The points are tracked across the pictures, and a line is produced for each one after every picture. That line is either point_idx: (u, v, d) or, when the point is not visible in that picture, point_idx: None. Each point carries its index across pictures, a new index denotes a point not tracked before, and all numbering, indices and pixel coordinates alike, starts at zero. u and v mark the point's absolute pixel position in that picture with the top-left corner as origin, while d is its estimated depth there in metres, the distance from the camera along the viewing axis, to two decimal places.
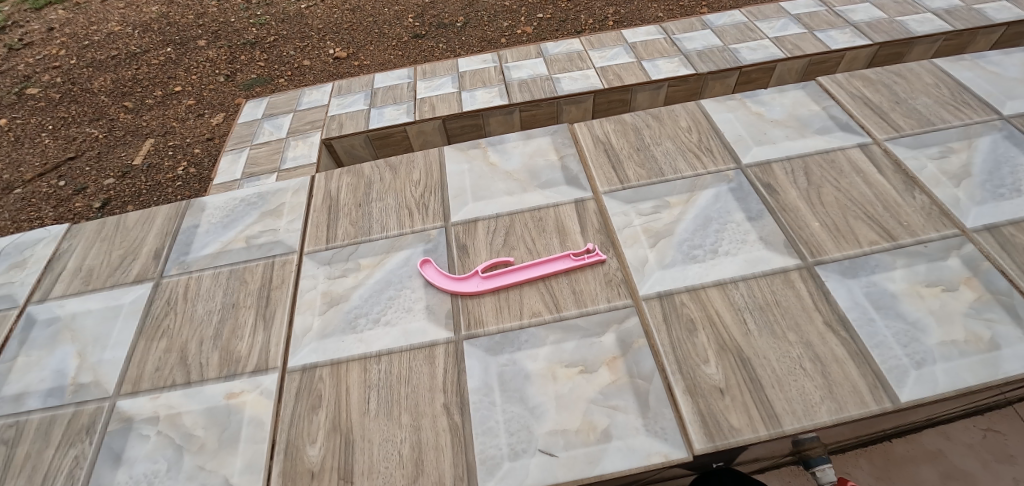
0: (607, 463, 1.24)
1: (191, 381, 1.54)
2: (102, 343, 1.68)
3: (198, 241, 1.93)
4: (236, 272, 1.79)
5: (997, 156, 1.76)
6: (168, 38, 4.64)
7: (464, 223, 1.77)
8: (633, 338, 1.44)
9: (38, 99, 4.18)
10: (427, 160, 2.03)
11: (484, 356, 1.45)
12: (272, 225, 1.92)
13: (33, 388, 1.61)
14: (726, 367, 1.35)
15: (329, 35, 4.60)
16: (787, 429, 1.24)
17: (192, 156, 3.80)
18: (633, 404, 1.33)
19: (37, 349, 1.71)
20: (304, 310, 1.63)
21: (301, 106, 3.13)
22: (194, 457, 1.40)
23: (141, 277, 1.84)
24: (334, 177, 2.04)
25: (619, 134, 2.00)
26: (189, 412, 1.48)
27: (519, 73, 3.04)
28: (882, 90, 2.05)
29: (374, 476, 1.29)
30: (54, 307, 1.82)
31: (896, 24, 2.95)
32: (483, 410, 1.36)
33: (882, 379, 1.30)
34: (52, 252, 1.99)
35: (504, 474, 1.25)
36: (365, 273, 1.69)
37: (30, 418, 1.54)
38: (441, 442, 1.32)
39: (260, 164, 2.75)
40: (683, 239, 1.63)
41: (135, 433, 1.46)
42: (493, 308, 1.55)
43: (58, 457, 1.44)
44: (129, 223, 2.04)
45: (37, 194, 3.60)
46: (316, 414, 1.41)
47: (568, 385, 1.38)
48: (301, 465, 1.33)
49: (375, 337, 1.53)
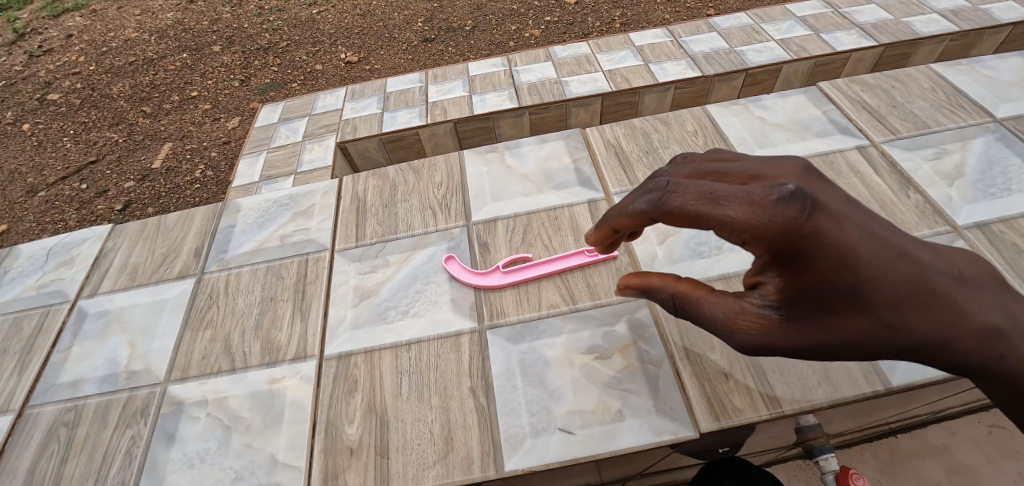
0: (621, 440, 1.36)
1: (236, 368, 1.67)
2: (150, 334, 1.82)
3: (235, 240, 2.06)
4: (273, 268, 1.92)
5: (989, 158, 1.86)
6: (183, 45, 4.81)
7: (485, 222, 1.90)
8: (644, 327, 1.55)
9: (59, 104, 4.36)
10: (447, 163, 2.15)
11: (506, 344, 1.57)
12: (304, 225, 2.05)
13: (88, 375, 1.76)
14: (730, 354, 1.46)
15: (340, 40, 4.74)
16: (786, 409, 1.35)
17: (209, 160, 3.94)
18: (644, 387, 1.44)
19: (90, 339, 1.86)
20: (337, 303, 1.76)
21: (317, 109, 3.27)
22: (242, 437, 1.53)
23: (183, 273, 1.98)
24: (361, 179, 2.17)
25: (629, 137, 2.12)
26: (235, 396, 1.61)
27: (529, 76, 3.16)
28: (881, 94, 2.15)
29: (408, 452, 1.41)
30: (102, 301, 1.97)
31: (901, 26, 3.05)
32: (507, 393, 1.48)
33: (876, 364, 1.41)
34: (98, 251, 2.14)
35: (526, 450, 1.37)
36: (393, 269, 1.82)
37: (87, 402, 1.68)
38: (469, 422, 1.44)
39: (278, 167, 2.89)
40: (690, 236, 1.75)
41: (186, 415, 1.60)
42: (514, 300, 1.67)
43: (116, 437, 1.58)
44: (169, 223, 2.19)
45: (61, 197, 3.76)
46: (352, 397, 1.53)
47: (584, 370, 1.50)
48: (341, 442, 1.46)
49: (404, 328, 1.66)
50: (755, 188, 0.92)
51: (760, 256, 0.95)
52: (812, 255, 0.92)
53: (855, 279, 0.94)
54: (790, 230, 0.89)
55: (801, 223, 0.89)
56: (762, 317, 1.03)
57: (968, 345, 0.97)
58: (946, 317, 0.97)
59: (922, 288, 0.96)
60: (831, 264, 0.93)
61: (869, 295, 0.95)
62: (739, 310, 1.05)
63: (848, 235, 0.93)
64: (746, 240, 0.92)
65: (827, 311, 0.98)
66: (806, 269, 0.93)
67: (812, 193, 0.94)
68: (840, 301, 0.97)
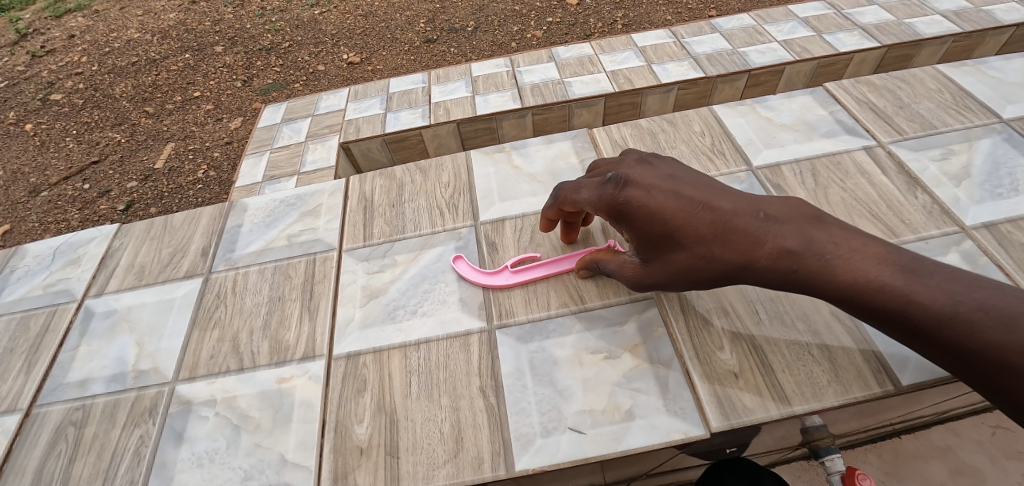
0: (631, 440, 1.36)
1: (244, 367, 1.67)
2: (158, 333, 1.82)
3: (242, 240, 2.06)
4: (280, 267, 1.92)
5: (996, 158, 1.86)
6: (186, 45, 4.81)
7: (492, 222, 1.90)
8: (653, 327, 1.55)
9: (62, 105, 4.36)
10: (454, 163, 2.15)
11: (516, 344, 1.57)
12: (311, 225, 2.05)
13: (96, 375, 1.76)
14: (739, 353, 1.46)
15: (343, 41, 4.75)
16: (796, 409, 1.35)
17: (212, 160, 3.94)
18: (654, 387, 1.44)
19: (97, 339, 1.86)
20: (346, 303, 1.77)
21: (320, 110, 3.27)
22: (251, 436, 1.53)
23: (191, 273, 1.98)
24: (367, 179, 2.17)
25: (636, 138, 2.12)
26: (244, 396, 1.61)
27: (532, 77, 3.16)
28: (887, 94, 2.15)
29: (418, 452, 1.41)
30: (109, 301, 1.97)
31: (904, 27, 3.05)
32: (516, 393, 1.48)
33: (885, 364, 1.41)
34: (104, 250, 2.15)
35: (536, 449, 1.37)
36: (401, 268, 1.82)
37: (95, 402, 1.68)
38: (479, 422, 1.44)
39: (281, 167, 2.90)
40: None
41: (195, 414, 1.60)
42: (523, 300, 1.67)
43: (124, 437, 1.58)
44: (175, 223, 2.19)
45: (63, 197, 3.76)
46: (361, 396, 1.54)
47: (593, 369, 1.50)
48: (351, 442, 1.46)
49: (413, 327, 1.66)
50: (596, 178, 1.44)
51: (609, 220, 1.41)
52: (630, 211, 1.34)
53: (664, 223, 1.30)
54: (609, 201, 1.37)
55: (616, 196, 1.36)
56: (633, 264, 1.42)
57: (766, 263, 1.22)
58: (747, 245, 1.24)
59: (724, 227, 1.26)
60: (639, 214, 1.33)
61: (679, 233, 1.29)
62: (624, 262, 1.45)
63: (654, 197, 1.33)
64: (594, 210, 1.42)
65: (662, 249, 1.33)
66: (632, 221, 1.34)
67: (631, 176, 1.39)
68: (663, 240, 1.32)
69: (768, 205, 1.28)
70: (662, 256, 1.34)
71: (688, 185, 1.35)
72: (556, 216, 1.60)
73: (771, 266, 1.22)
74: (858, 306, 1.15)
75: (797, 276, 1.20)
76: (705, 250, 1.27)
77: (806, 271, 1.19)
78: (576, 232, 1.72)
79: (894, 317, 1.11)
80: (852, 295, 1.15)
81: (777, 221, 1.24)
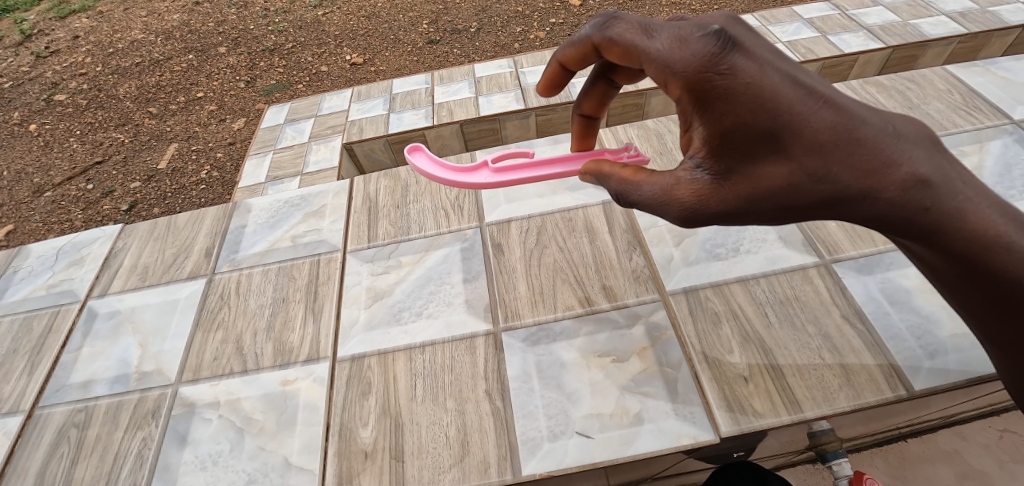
0: (640, 444, 1.34)
1: (248, 369, 1.66)
2: (162, 334, 1.81)
3: (246, 240, 2.05)
4: (285, 269, 1.91)
5: (1007, 160, 1.84)
6: (189, 46, 4.82)
7: (498, 223, 1.89)
8: (661, 330, 1.54)
9: (66, 105, 4.37)
10: (460, 164, 2.14)
11: (522, 346, 1.56)
12: (316, 225, 2.04)
13: (99, 376, 1.74)
14: (749, 357, 1.44)
15: (346, 42, 4.74)
16: (807, 414, 1.33)
17: (215, 160, 3.93)
18: (663, 390, 1.42)
19: (100, 340, 1.85)
20: (350, 305, 1.76)
21: (323, 110, 3.27)
22: (254, 439, 1.51)
23: (194, 273, 1.97)
24: (372, 180, 2.16)
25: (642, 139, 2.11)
26: (247, 398, 1.59)
27: (535, 78, 3.15)
28: (895, 95, 2.13)
29: (423, 456, 1.39)
30: (113, 302, 1.96)
31: (910, 28, 3.03)
32: (523, 396, 1.46)
33: (897, 368, 1.39)
34: (108, 250, 2.14)
35: (543, 453, 1.35)
36: (406, 270, 1.81)
37: (98, 403, 1.67)
38: (485, 425, 1.42)
39: (284, 168, 2.89)
40: (706, 238, 1.73)
41: (198, 416, 1.58)
42: (529, 302, 1.65)
43: (127, 439, 1.57)
44: (179, 223, 2.18)
45: (67, 197, 3.75)
46: (366, 399, 1.52)
47: (601, 373, 1.48)
48: (355, 445, 1.44)
49: (418, 329, 1.65)
50: (686, 27, 0.95)
51: (686, 98, 0.94)
52: (728, 89, 0.90)
53: (775, 117, 0.89)
54: (705, 64, 0.90)
55: (717, 59, 0.90)
56: (694, 182, 0.96)
57: (884, 194, 0.88)
58: (873, 166, 0.87)
59: (848, 136, 0.88)
60: (746, 96, 0.89)
61: (786, 132, 0.89)
62: (674, 182, 0.97)
63: (766, 75, 0.89)
64: (663, 77, 0.95)
65: (751, 157, 0.92)
66: (724, 105, 0.91)
67: (739, 37, 0.93)
68: (761, 146, 0.91)
69: (900, 118, 0.91)
70: (751, 169, 0.93)
71: (804, 70, 0.93)
72: (576, 60, 1.16)
73: (886, 199, 0.88)
74: (972, 268, 0.87)
75: (921, 217, 0.87)
76: (821, 162, 0.89)
77: (941, 211, 0.86)
78: (593, 140, 1.36)
79: (1011, 291, 0.86)
80: (974, 252, 0.86)
81: (907, 139, 0.89)
